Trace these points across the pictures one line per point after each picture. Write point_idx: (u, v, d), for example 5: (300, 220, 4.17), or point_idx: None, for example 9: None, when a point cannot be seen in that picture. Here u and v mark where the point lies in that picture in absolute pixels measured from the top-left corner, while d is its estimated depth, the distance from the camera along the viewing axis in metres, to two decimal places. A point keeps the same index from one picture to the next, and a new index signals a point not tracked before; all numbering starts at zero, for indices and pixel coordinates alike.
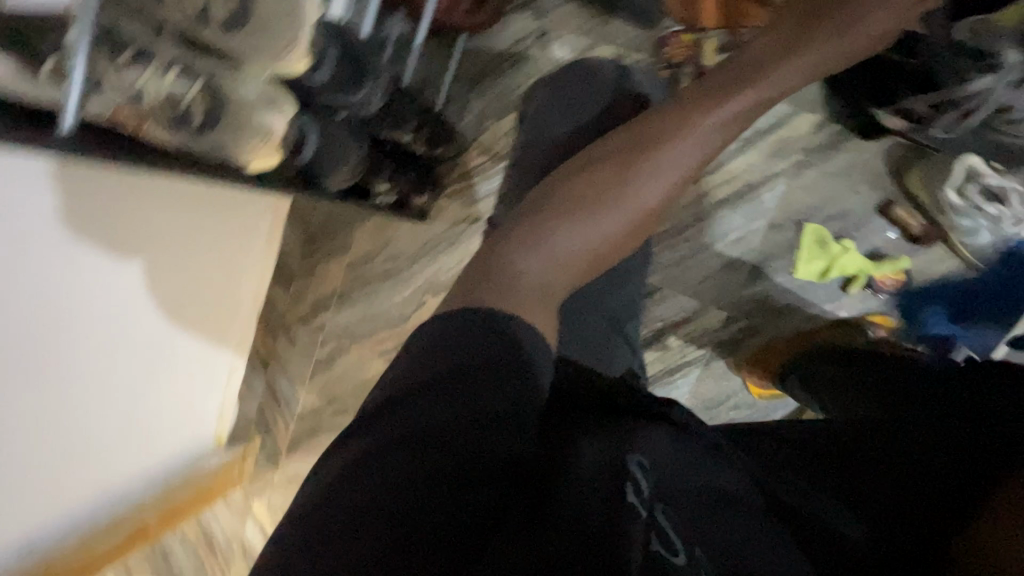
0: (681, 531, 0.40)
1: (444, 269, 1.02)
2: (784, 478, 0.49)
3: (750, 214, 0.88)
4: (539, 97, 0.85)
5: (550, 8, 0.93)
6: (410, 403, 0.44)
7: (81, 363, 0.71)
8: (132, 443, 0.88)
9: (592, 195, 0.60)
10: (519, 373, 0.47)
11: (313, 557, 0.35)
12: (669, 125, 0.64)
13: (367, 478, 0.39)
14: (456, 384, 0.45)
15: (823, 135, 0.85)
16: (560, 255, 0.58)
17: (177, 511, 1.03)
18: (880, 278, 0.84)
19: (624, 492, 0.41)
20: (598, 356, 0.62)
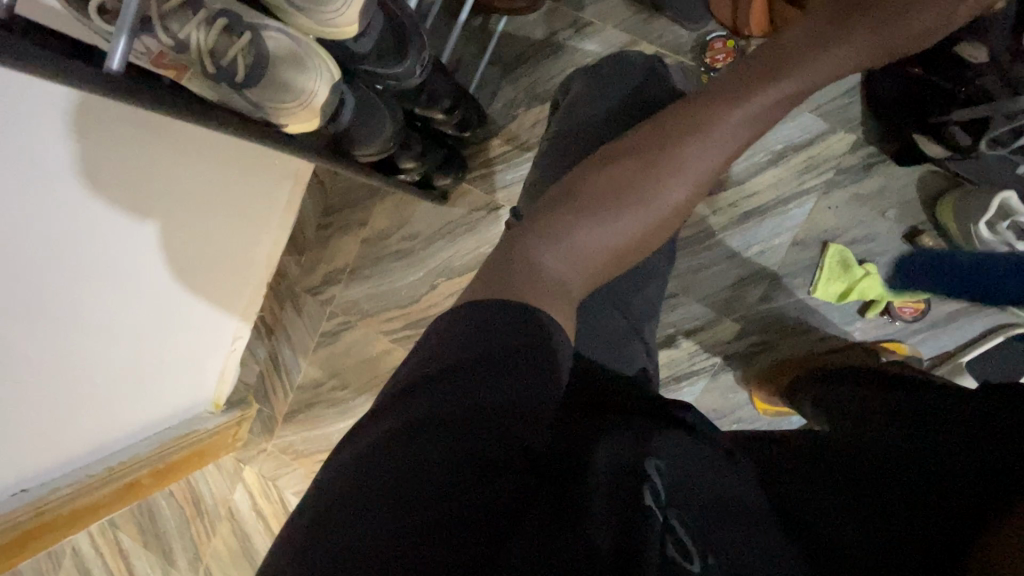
0: (698, 538, 0.39)
1: (460, 254, 1.00)
2: (799, 483, 0.47)
3: (774, 229, 0.87)
4: (575, 86, 0.83)
5: (593, 1, 0.92)
6: (427, 389, 0.44)
7: (88, 310, 0.71)
8: (132, 397, 0.86)
9: (620, 191, 0.59)
10: (537, 365, 0.46)
11: (325, 534, 0.36)
12: (701, 119, 0.62)
13: (382, 462, 0.40)
14: (472, 371, 0.45)
15: (857, 156, 0.84)
16: (583, 250, 0.57)
17: (171, 470, 0.99)
18: (899, 305, 0.83)
19: (640, 495, 0.40)
20: (611, 353, 0.61)
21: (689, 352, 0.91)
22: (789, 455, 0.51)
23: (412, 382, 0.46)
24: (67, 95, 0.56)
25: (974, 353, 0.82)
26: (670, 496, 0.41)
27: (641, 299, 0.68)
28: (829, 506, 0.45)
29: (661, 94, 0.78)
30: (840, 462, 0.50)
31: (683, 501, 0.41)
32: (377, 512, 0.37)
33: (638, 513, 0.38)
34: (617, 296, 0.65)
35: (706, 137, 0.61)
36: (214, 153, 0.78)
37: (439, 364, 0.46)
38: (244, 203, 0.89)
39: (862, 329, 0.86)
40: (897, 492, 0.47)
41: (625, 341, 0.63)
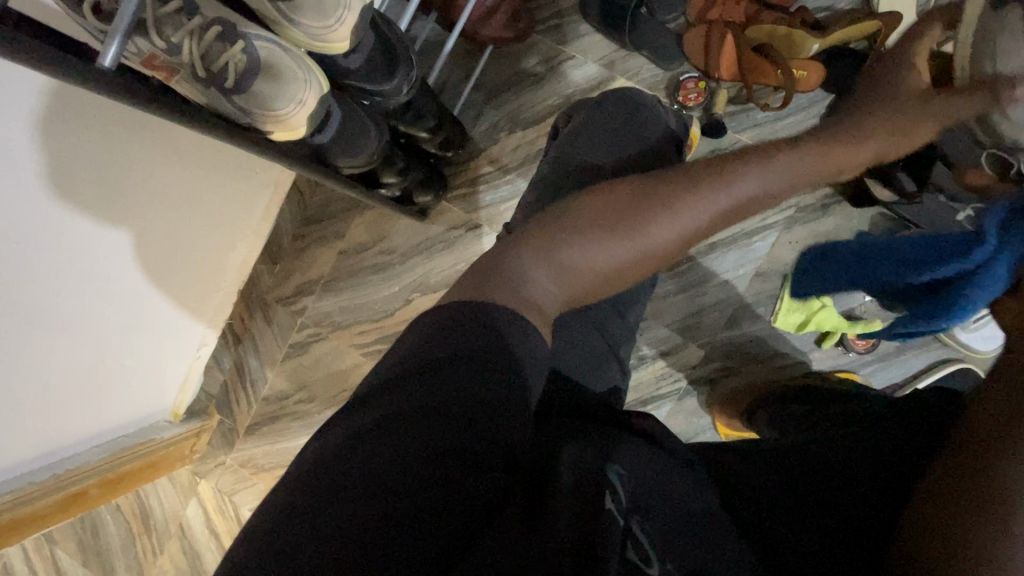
0: (657, 543, 0.40)
1: (435, 271, 1.01)
2: (752, 494, 0.50)
3: (739, 259, 0.91)
4: (580, 115, 0.85)
5: (574, 36, 0.96)
6: (402, 389, 0.45)
7: (54, 307, 0.69)
8: (88, 402, 0.83)
9: (615, 219, 0.58)
10: (511, 367, 0.47)
11: (297, 524, 0.38)
12: (718, 173, 0.61)
13: (356, 458, 0.41)
14: (445, 368, 0.46)
15: (815, 196, 0.90)
16: (568, 267, 0.56)
17: (120, 481, 0.93)
18: (853, 336, 0.88)
19: (603, 498, 0.41)
20: (582, 368, 0.61)
21: (656, 375, 0.93)
22: (750, 466, 0.54)
23: (387, 377, 0.47)
24: (52, 83, 0.56)
25: (919, 385, 0.86)
26: (630, 502, 0.43)
27: (623, 325, 0.67)
28: (784, 514, 0.48)
29: (654, 131, 0.81)
30: (794, 472, 0.53)
31: (645, 510, 0.43)
32: (346, 509, 0.38)
33: (599, 516, 0.39)
34: (593, 312, 0.64)
35: (714, 186, 0.60)
36: (194, 151, 0.78)
37: (415, 364, 0.47)
38: (222, 206, 0.89)
39: (817, 359, 0.90)
40: (858, 499, 0.49)
41: (600, 361, 0.63)
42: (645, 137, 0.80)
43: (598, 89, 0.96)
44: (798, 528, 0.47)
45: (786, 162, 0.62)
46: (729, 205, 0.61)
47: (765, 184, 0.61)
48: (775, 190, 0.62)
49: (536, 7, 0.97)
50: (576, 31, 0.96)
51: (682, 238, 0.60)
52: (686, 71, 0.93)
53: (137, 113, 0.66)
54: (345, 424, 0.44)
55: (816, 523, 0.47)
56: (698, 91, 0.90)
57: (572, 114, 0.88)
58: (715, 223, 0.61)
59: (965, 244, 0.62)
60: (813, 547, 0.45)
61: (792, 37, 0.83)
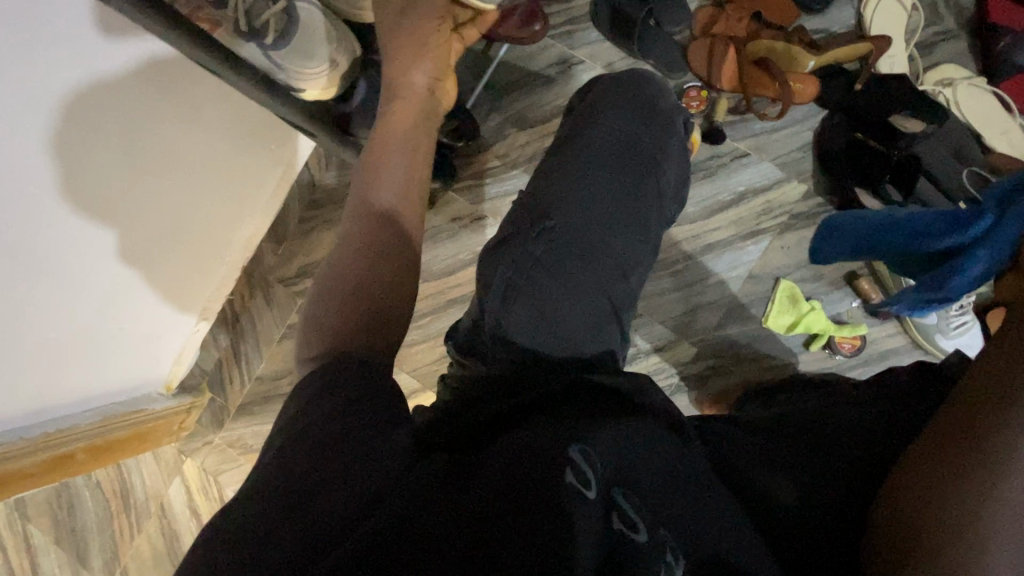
0: (644, 515, 0.43)
1: (439, 259, 1.02)
2: (739, 458, 0.54)
3: (733, 261, 0.95)
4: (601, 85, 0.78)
5: (585, 42, 1.01)
6: (335, 406, 0.43)
7: (66, 258, 0.68)
8: (85, 363, 0.82)
9: (358, 251, 0.55)
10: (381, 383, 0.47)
11: (277, 491, 0.37)
12: (382, 150, 0.59)
13: (319, 441, 0.41)
14: (357, 390, 0.45)
15: (809, 205, 0.94)
16: (336, 320, 0.51)
17: (107, 448, 0.93)
18: (839, 340, 0.91)
19: (563, 473, 0.42)
20: (579, 327, 0.62)
21: (649, 370, 0.94)
22: (737, 442, 0.56)
23: (302, 396, 0.45)
24: (96, 65, 0.60)
25: None
26: (611, 476, 0.44)
27: (626, 288, 0.67)
28: (765, 486, 0.51)
29: (667, 107, 0.76)
30: (777, 439, 0.57)
31: (627, 481, 0.45)
32: (305, 480, 0.38)
33: (569, 493, 0.40)
34: (577, 276, 0.64)
35: (391, 165, 0.59)
36: (211, 119, 0.79)
37: (330, 392, 0.44)
38: (229, 179, 0.90)
39: (805, 360, 0.93)
40: (826, 479, 0.53)
41: (600, 321, 0.64)
42: (666, 122, 0.75)
43: None
44: (782, 485, 0.51)
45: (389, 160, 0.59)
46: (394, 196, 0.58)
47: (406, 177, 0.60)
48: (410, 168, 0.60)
49: (551, 11, 1.01)
50: (587, 38, 1.01)
51: (397, 259, 0.56)
52: (690, 80, 0.97)
53: (164, 68, 0.68)
54: (292, 423, 0.43)
55: (801, 485, 0.52)
56: (699, 99, 0.94)
57: (592, 89, 0.78)
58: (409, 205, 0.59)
59: (962, 221, 0.63)
60: (787, 529, 0.48)
61: (790, 53, 0.89)
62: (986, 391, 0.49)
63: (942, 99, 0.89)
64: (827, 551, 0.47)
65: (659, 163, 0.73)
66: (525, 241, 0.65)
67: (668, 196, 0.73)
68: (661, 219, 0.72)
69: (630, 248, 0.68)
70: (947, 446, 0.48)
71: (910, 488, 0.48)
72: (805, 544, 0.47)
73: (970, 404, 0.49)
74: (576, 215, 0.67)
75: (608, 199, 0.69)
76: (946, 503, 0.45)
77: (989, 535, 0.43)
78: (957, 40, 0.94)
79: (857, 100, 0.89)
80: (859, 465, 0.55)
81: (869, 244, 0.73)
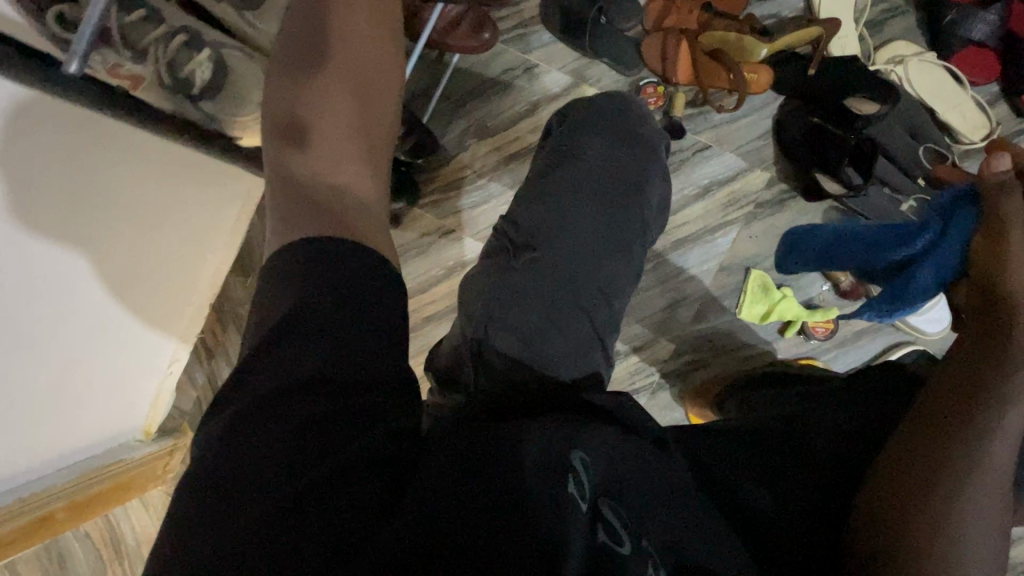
0: (627, 525, 0.41)
1: (412, 275, 1.00)
2: (723, 460, 0.54)
3: (703, 255, 0.95)
4: (577, 112, 0.76)
5: (537, 45, 0.99)
6: (289, 403, 0.38)
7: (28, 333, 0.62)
8: (50, 428, 0.75)
9: (340, 160, 0.55)
10: (370, 343, 0.43)
11: (238, 498, 0.34)
12: (347, 70, 0.60)
13: (282, 433, 0.37)
14: (317, 352, 0.40)
15: (773, 192, 0.94)
16: (326, 213, 0.49)
17: (89, 503, 0.90)
18: (813, 325, 0.92)
19: (564, 483, 0.41)
20: (566, 353, 0.59)
21: (630, 370, 0.94)
22: (717, 447, 0.55)
23: (253, 370, 0.40)
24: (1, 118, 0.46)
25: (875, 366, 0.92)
26: (599, 486, 0.43)
27: (610, 312, 0.65)
28: (745, 494, 0.51)
29: (652, 135, 0.75)
30: (761, 438, 0.57)
31: (612, 490, 0.44)
32: (274, 487, 0.35)
33: (561, 503, 0.39)
34: (559, 300, 0.62)
35: (356, 96, 0.59)
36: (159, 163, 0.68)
37: (296, 285, 0.43)
38: (193, 221, 0.83)
39: (782, 347, 0.94)
40: (808, 486, 0.53)
41: (585, 345, 0.61)
42: (636, 140, 0.74)
43: (564, 94, 0.99)
44: (757, 492, 0.52)
45: (335, 87, 0.59)
46: (352, 119, 0.58)
47: (373, 102, 0.60)
48: (377, 97, 0.61)
49: (501, 17, 0.99)
50: (538, 41, 0.99)
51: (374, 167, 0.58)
52: (646, 77, 0.96)
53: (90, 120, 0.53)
54: (243, 409, 0.38)
55: (776, 486, 0.52)
56: (658, 95, 0.94)
57: (570, 115, 0.76)
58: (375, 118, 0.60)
59: (909, 231, 0.60)
60: (766, 529, 0.49)
61: (743, 43, 0.88)
62: (967, 392, 0.51)
63: (894, 77, 0.90)
64: (804, 550, 0.49)
65: (646, 187, 0.72)
66: (505, 271, 0.62)
67: (652, 222, 0.72)
68: (645, 245, 0.71)
69: (614, 271, 0.67)
70: (914, 452, 0.51)
71: (882, 488, 0.50)
72: (789, 553, 0.48)
73: (947, 404, 0.52)
74: (554, 239, 0.65)
75: (586, 220, 0.68)
76: (917, 498, 0.49)
77: (963, 544, 0.47)
78: (906, 15, 0.94)
79: (813, 86, 0.89)
80: (832, 458, 0.56)
81: (825, 258, 0.70)
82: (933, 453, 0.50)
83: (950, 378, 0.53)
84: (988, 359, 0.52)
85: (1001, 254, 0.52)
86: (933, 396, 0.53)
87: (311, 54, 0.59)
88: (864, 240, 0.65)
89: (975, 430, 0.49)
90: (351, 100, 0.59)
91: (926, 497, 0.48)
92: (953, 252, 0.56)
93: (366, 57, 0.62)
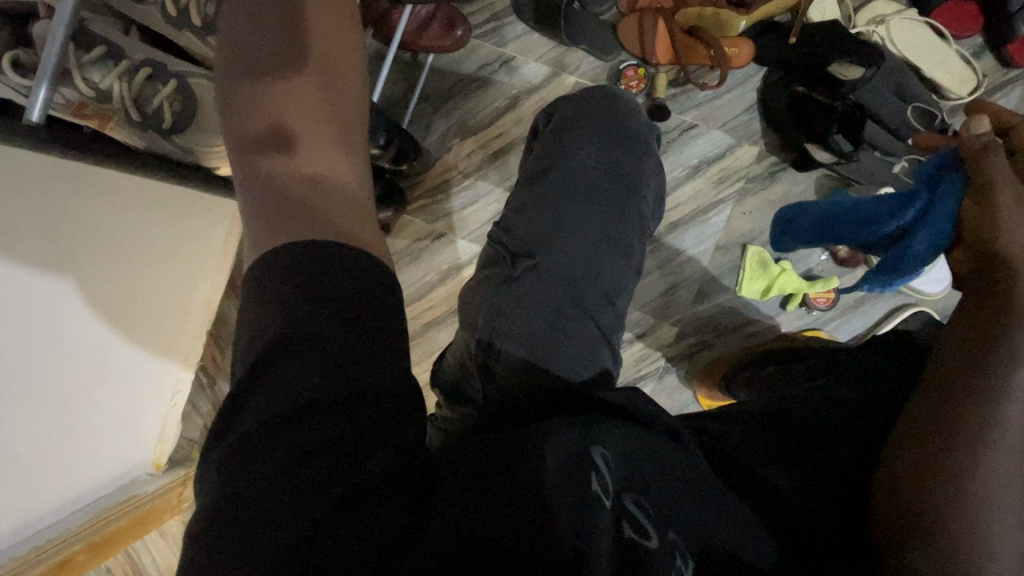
0: (654, 519, 0.39)
1: (409, 283, 0.99)
2: (738, 444, 0.53)
3: (699, 236, 0.94)
4: (561, 111, 0.74)
5: (512, 37, 0.97)
6: (292, 426, 0.35)
7: (26, 368, 0.61)
8: (57, 470, 0.73)
9: (314, 148, 0.49)
10: (368, 351, 0.39)
11: (245, 540, 0.31)
12: (309, 40, 0.52)
13: (284, 461, 0.34)
14: (318, 369, 0.37)
15: (763, 166, 0.93)
16: (305, 210, 0.45)
17: (104, 543, 0.87)
18: (814, 296, 0.91)
19: (587, 482, 0.39)
20: (576, 353, 0.58)
21: (635, 358, 0.94)
22: (731, 436, 0.54)
23: (246, 395, 0.36)
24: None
25: (879, 332, 0.91)
26: (619, 481, 0.41)
27: (613, 312, 0.64)
28: (766, 475, 0.50)
29: (641, 125, 0.74)
30: (774, 423, 0.56)
31: (634, 483, 0.42)
32: (283, 522, 0.32)
33: (584, 503, 0.37)
34: (562, 304, 0.60)
35: (324, 68, 0.52)
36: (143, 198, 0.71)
37: (292, 303, 0.39)
38: (180, 251, 0.82)
39: (785, 321, 0.94)
40: (828, 466, 0.53)
41: (592, 345, 0.59)
42: (624, 126, 0.73)
43: (543, 86, 0.97)
44: (775, 471, 0.51)
45: (296, 59, 0.51)
46: (332, 119, 0.51)
47: (340, 74, 0.53)
48: (343, 69, 0.53)
49: (472, 11, 0.97)
50: (513, 33, 0.97)
51: (353, 149, 0.51)
52: (625, 60, 0.95)
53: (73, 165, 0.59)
54: (243, 438, 0.35)
55: (795, 466, 0.52)
56: (638, 78, 0.92)
57: (556, 111, 0.75)
58: (344, 90, 0.53)
59: (900, 200, 0.60)
60: (793, 508, 0.48)
61: (721, 17, 0.87)
62: (979, 347, 0.51)
63: (878, 38, 0.88)
64: (833, 529, 0.48)
65: (641, 181, 0.71)
66: (505, 282, 0.60)
67: (648, 211, 0.71)
68: (643, 240, 0.70)
69: (617, 272, 0.65)
70: (930, 419, 0.51)
71: (906, 463, 0.50)
72: (822, 534, 0.47)
73: (957, 368, 0.51)
74: (550, 243, 0.64)
75: (584, 218, 0.66)
76: (937, 468, 0.48)
77: (994, 515, 0.45)
78: None
79: (795, 54, 0.87)
80: (847, 435, 0.56)
81: (819, 234, 0.69)
82: (947, 416, 0.50)
83: (959, 343, 0.53)
84: (991, 317, 0.52)
85: (995, 218, 0.52)
86: (946, 359, 0.53)
87: (268, 24, 0.52)
88: (861, 214, 0.63)
89: (991, 388, 0.49)
90: (325, 97, 0.51)
91: (949, 466, 0.48)
92: (946, 214, 0.55)
93: (330, 24, 0.53)
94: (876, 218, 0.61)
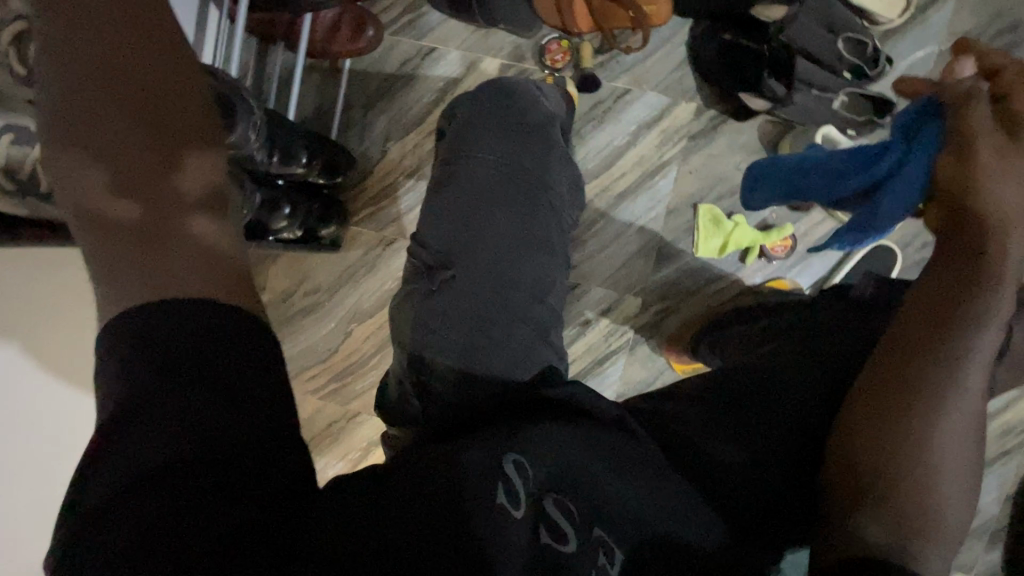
0: (576, 519, 0.40)
1: (367, 296, 0.97)
2: (685, 422, 0.53)
3: (649, 201, 0.92)
4: (465, 109, 0.72)
5: (429, 27, 0.94)
6: (148, 491, 0.29)
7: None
8: None
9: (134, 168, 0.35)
10: (242, 398, 0.33)
11: None
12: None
13: (138, 526, 0.28)
14: (162, 434, 0.30)
15: (702, 121, 0.91)
16: (144, 273, 0.33)
17: None
18: (771, 246, 0.90)
19: (494, 493, 0.38)
20: (505, 355, 0.58)
21: (603, 334, 0.93)
22: (682, 417, 0.53)
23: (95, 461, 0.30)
24: None
25: (838, 275, 0.91)
26: (543, 482, 0.42)
27: (544, 307, 0.64)
28: (709, 452, 0.50)
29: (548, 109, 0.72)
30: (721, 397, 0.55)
31: (557, 484, 0.42)
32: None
33: (494, 523, 0.37)
34: (489, 307, 0.61)
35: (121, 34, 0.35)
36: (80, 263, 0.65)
37: (137, 366, 0.31)
38: None
39: (745, 275, 0.93)
40: (775, 435, 0.52)
41: (528, 343, 0.59)
42: (534, 114, 0.71)
43: (469, 73, 0.94)
44: (722, 447, 0.50)
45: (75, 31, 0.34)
46: (131, 108, 0.35)
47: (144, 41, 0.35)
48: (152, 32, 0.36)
49: (384, 7, 0.94)
50: (430, 23, 0.94)
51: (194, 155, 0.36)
52: (546, 34, 0.92)
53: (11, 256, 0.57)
54: (78, 529, 0.28)
55: (738, 438, 0.51)
56: (562, 51, 0.91)
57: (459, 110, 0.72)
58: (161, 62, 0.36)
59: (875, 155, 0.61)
60: (733, 485, 0.48)
61: None
62: (940, 306, 0.49)
63: None
64: (772, 500, 0.48)
65: (550, 172, 0.69)
66: (427, 298, 0.62)
67: (564, 203, 0.70)
68: (563, 232, 0.68)
69: (544, 267, 0.65)
70: (885, 382, 0.50)
71: (860, 426, 0.49)
72: (759, 503, 0.48)
73: (913, 329, 0.50)
74: (470, 249, 0.64)
75: (506, 214, 0.65)
76: (887, 435, 0.48)
77: (939, 481, 0.46)
78: None
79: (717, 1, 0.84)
80: (798, 399, 0.55)
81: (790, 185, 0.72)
82: (905, 377, 0.49)
83: (922, 298, 0.51)
84: (951, 263, 0.51)
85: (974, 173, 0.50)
86: (912, 320, 0.51)
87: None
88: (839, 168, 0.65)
89: (948, 356, 0.48)
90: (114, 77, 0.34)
91: (904, 429, 0.47)
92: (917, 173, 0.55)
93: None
94: (848, 173, 0.63)
